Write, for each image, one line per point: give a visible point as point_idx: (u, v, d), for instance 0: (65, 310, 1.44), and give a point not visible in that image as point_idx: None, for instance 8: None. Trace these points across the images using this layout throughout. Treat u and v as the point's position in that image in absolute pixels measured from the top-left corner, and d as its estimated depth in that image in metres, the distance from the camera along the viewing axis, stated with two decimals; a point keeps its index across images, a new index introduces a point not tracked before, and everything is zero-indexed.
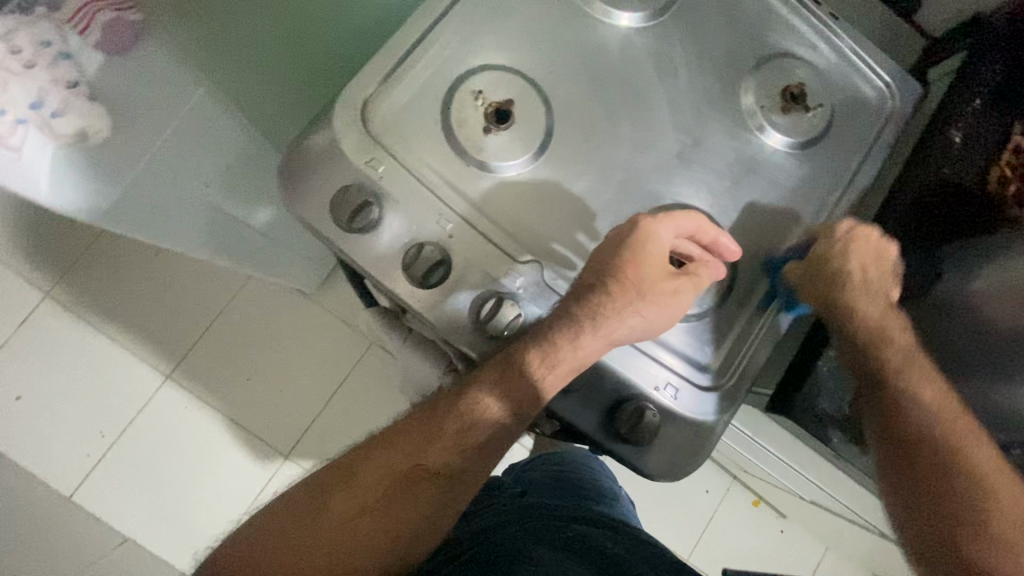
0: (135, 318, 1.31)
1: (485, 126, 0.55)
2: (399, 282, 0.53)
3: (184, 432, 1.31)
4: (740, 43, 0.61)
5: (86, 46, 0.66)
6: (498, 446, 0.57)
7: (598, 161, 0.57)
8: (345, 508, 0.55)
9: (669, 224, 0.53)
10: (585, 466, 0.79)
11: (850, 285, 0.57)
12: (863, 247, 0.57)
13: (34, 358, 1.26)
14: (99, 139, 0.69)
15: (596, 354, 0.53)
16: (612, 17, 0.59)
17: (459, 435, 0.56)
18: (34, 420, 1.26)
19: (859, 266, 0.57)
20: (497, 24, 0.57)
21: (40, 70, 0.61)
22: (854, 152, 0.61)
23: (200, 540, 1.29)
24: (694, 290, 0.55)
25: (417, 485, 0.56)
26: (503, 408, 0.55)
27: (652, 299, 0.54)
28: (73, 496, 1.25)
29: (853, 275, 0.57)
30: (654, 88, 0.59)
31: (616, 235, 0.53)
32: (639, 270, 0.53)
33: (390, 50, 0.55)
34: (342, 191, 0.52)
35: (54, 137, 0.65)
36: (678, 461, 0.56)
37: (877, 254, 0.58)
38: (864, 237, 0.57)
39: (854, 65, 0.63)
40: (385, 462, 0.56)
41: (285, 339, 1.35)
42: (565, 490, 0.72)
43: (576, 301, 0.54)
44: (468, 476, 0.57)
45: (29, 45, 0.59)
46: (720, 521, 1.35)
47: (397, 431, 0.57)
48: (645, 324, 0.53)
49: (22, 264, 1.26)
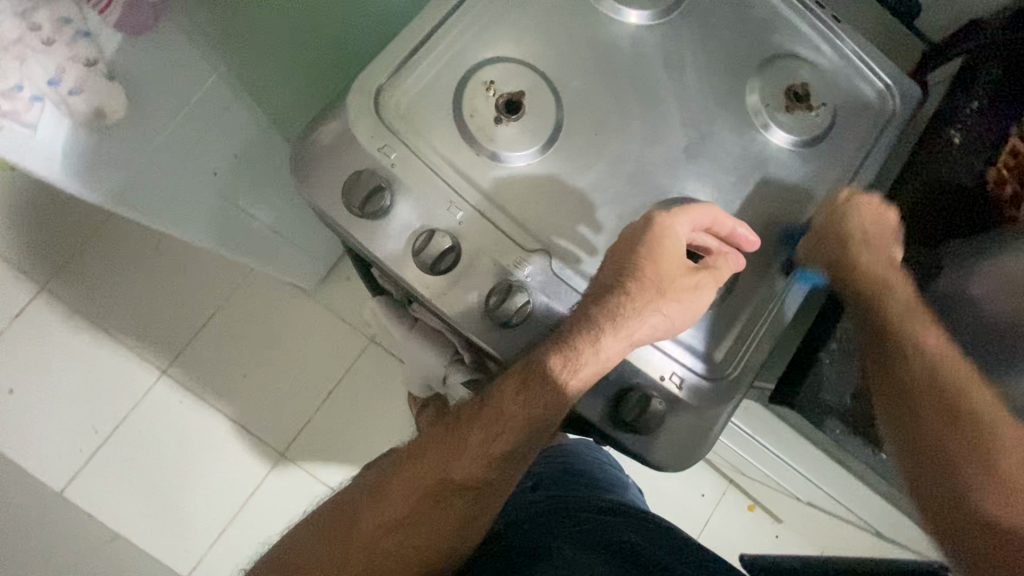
0: (129, 311, 1.30)
1: (496, 117, 0.56)
2: (408, 268, 0.53)
3: (179, 428, 1.28)
4: (746, 43, 0.62)
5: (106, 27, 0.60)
6: (524, 454, 0.57)
7: (608, 155, 0.58)
8: (377, 524, 0.57)
9: (687, 216, 0.54)
10: (601, 459, 0.80)
11: (855, 240, 0.58)
12: (863, 207, 0.58)
13: (30, 349, 1.26)
14: (116, 120, 0.64)
15: (619, 356, 0.53)
16: (622, 15, 0.60)
17: (484, 447, 0.55)
18: (28, 411, 1.25)
19: (861, 223, 0.58)
20: (510, 17, 0.58)
21: (60, 48, 0.59)
22: (856, 152, 0.63)
23: (205, 540, 1.25)
24: (715, 284, 0.54)
25: (446, 499, 0.57)
26: (531, 421, 0.54)
27: (672, 295, 0.53)
28: (63, 490, 1.23)
29: (844, 223, 0.58)
30: (662, 84, 0.60)
31: (632, 233, 0.53)
32: (658, 269, 0.53)
33: (404, 40, 0.56)
34: (355, 177, 0.53)
35: (72, 117, 0.61)
36: (684, 449, 0.57)
37: (878, 220, 0.58)
38: (862, 204, 0.58)
39: (855, 67, 0.64)
40: (414, 477, 0.57)
41: (288, 336, 1.33)
42: (585, 482, 0.72)
43: (595, 303, 0.53)
44: (494, 487, 0.57)
45: (48, 22, 0.58)
46: (715, 524, 1.33)
47: (423, 445, 0.58)
48: (667, 321, 0.53)
49: (26, 257, 1.28)
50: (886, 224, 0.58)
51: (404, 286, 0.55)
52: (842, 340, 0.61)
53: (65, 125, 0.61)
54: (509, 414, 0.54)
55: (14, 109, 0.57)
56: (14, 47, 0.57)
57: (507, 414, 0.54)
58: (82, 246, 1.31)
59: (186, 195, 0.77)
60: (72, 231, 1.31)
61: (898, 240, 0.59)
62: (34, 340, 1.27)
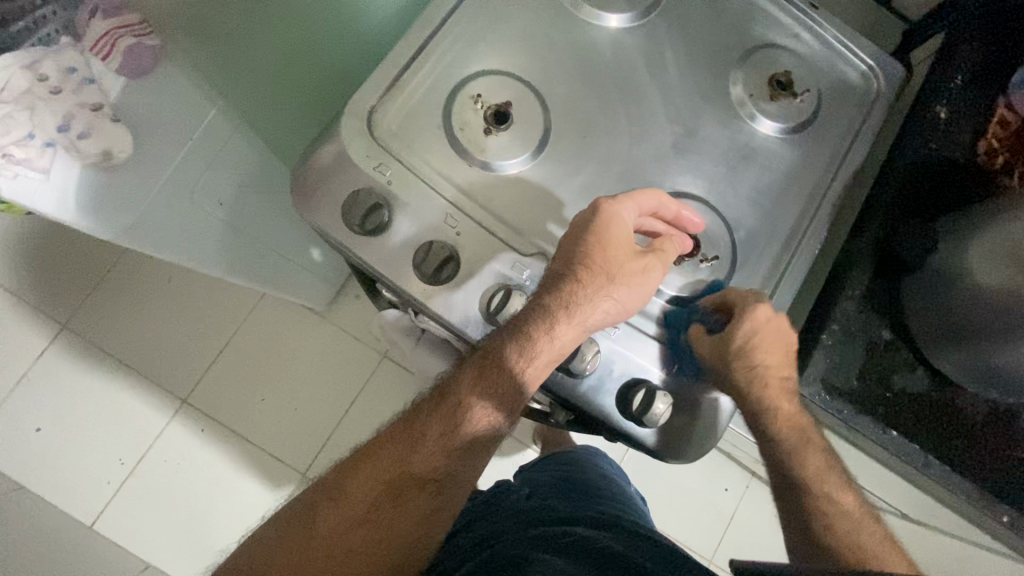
0: (146, 344, 1.33)
1: (485, 128, 0.57)
2: (411, 281, 0.55)
3: (202, 455, 1.30)
4: (726, 37, 0.63)
5: (112, 73, 0.70)
6: (485, 442, 0.59)
7: (597, 156, 0.59)
8: (337, 520, 0.56)
9: (631, 203, 0.54)
10: (588, 467, 0.86)
11: (607, 285, 0.55)
12: (618, 248, 0.55)
13: (54, 387, 1.30)
14: (125, 160, 0.68)
15: (573, 342, 0.55)
16: (601, 20, 0.61)
17: (443, 438, 0.58)
18: (55, 448, 1.27)
19: (618, 264, 0.55)
20: (492, 31, 0.60)
21: (68, 95, 0.67)
22: (842, 134, 0.63)
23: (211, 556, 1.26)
24: (663, 266, 0.56)
25: (407, 494, 0.58)
26: (490, 411, 0.58)
27: (622, 279, 0.55)
28: (94, 524, 1.25)
29: (599, 267, 0.55)
30: (645, 83, 0.61)
31: (579, 223, 0.54)
32: (606, 254, 0.55)
33: (393, 60, 0.58)
34: (354, 196, 0.55)
35: (83, 160, 0.64)
36: (681, 439, 0.57)
37: (639, 267, 0.55)
38: (617, 241, 0.54)
39: (836, 52, 0.65)
40: (372, 475, 0.58)
41: (299, 355, 1.35)
42: (568, 491, 0.76)
43: (548, 291, 0.55)
44: (456, 478, 0.59)
45: (56, 72, 0.67)
46: (732, 535, 1.29)
47: (382, 443, 0.59)
48: (617, 305, 0.55)
49: (44, 300, 1.32)
50: (647, 266, 0.56)
51: (408, 299, 0.57)
52: (842, 322, 0.63)
53: (74, 169, 0.64)
54: (468, 403, 0.58)
55: (29, 156, 0.61)
56: (25, 97, 0.64)
57: (467, 400, 0.58)
58: (97, 284, 1.35)
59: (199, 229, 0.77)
60: (88, 270, 1.35)
61: (653, 278, 0.56)
62: (58, 379, 1.30)
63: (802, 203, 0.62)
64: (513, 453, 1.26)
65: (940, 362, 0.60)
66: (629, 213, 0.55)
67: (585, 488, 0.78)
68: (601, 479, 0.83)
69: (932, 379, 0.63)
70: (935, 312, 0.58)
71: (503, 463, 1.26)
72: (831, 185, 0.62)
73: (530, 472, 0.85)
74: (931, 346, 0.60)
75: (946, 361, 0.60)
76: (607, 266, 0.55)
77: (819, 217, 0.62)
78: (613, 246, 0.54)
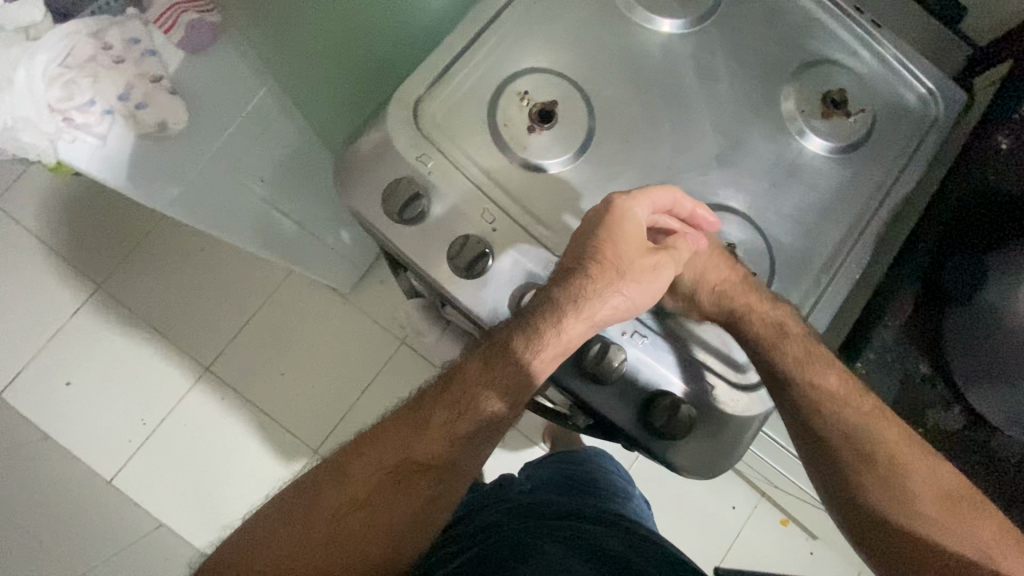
0: (174, 310, 1.37)
1: (529, 125, 0.57)
2: (443, 272, 0.55)
3: (219, 422, 1.33)
4: (781, 49, 0.62)
5: (171, 46, 0.69)
6: (489, 435, 0.60)
7: (639, 162, 0.59)
8: (338, 503, 0.57)
9: (644, 199, 0.55)
10: (594, 464, 0.86)
11: (616, 279, 0.55)
12: (628, 243, 0.55)
13: (85, 343, 1.34)
14: (180, 133, 0.68)
15: (581, 337, 0.55)
16: (653, 23, 0.61)
17: (447, 427, 0.59)
18: (82, 403, 1.32)
19: (629, 259, 0.56)
20: (543, 27, 0.60)
21: (129, 65, 0.67)
22: (895, 157, 0.62)
23: (223, 519, 1.29)
24: (674, 264, 0.58)
25: (409, 479, 0.58)
26: (496, 403, 0.58)
27: (632, 276, 0.56)
28: (113, 478, 1.29)
29: (612, 262, 0.55)
30: (694, 92, 0.60)
31: (591, 220, 0.55)
32: (618, 250, 0.55)
33: (443, 51, 0.58)
34: (395, 184, 0.55)
35: (140, 130, 0.66)
36: (709, 454, 0.57)
37: (652, 266, 0.57)
38: (627, 237, 0.55)
39: (894, 72, 0.63)
40: (376, 459, 0.58)
41: (318, 333, 1.37)
42: (570, 489, 0.77)
43: (558, 285, 0.55)
44: (459, 468, 0.59)
45: (120, 42, 0.68)
46: (736, 552, 1.27)
47: (384, 429, 0.60)
48: (628, 302, 0.55)
49: (83, 260, 1.37)
50: (659, 263, 0.57)
51: (437, 288, 0.57)
52: (880, 349, 0.62)
53: (129, 136, 0.65)
54: (472, 394, 0.58)
55: (87, 121, 0.64)
56: (90, 64, 0.66)
57: (470, 392, 0.58)
58: (132, 248, 1.38)
59: (235, 204, 0.79)
60: (125, 234, 1.39)
61: (659, 274, 0.57)
62: (89, 336, 1.34)
63: (845, 226, 0.60)
64: (521, 449, 1.27)
65: (977, 400, 0.60)
66: (641, 211, 0.55)
67: (588, 488, 0.78)
68: (606, 478, 0.84)
69: (965, 419, 0.62)
70: (974, 347, 0.59)
71: (511, 458, 1.27)
72: (877, 210, 0.60)
73: (535, 468, 0.86)
74: (970, 382, 0.59)
75: (983, 399, 0.59)
76: (619, 262, 0.56)
77: (861, 244, 0.60)
78: (623, 241, 0.55)
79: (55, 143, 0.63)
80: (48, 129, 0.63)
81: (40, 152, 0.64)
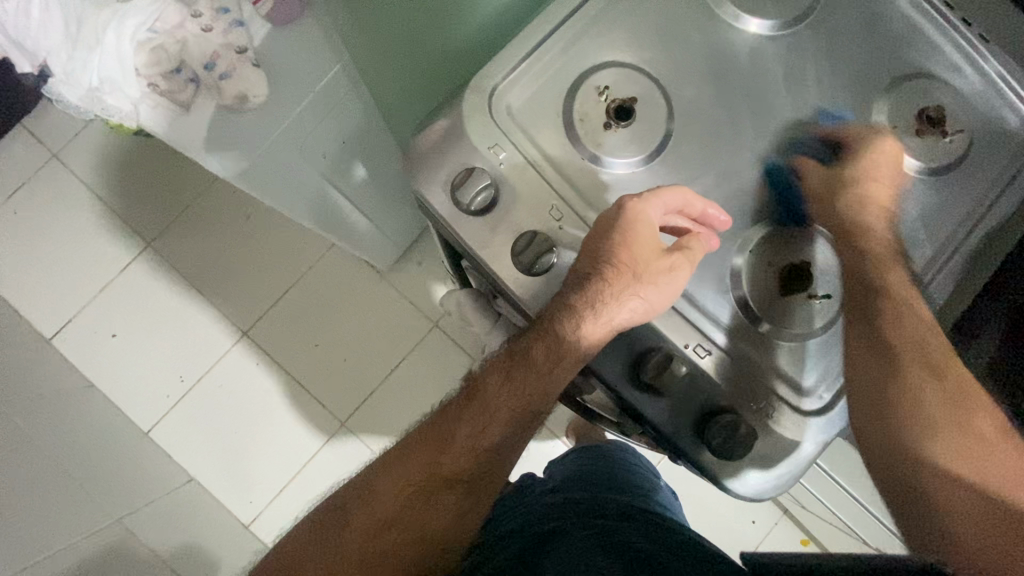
0: (218, 274, 1.40)
1: (606, 122, 0.56)
2: (504, 265, 0.54)
3: (253, 389, 1.36)
4: (877, 58, 0.58)
5: (259, 18, 0.69)
6: (512, 443, 0.60)
7: (715, 168, 0.57)
8: (369, 523, 0.57)
9: (657, 201, 0.53)
10: (620, 460, 0.85)
11: (625, 279, 0.53)
12: (638, 244, 0.53)
13: (132, 298, 1.38)
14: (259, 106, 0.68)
15: (599, 340, 0.54)
16: (742, 23, 0.58)
17: (473, 439, 0.59)
18: (126, 356, 1.37)
19: (640, 259, 0.54)
20: (628, 20, 0.57)
21: (217, 35, 0.69)
22: (990, 184, 0.58)
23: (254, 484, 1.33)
24: (690, 265, 0.53)
25: (439, 494, 0.58)
26: (519, 409, 0.59)
27: (649, 279, 0.53)
28: (151, 432, 1.34)
29: (625, 263, 0.53)
30: (780, 98, 0.57)
31: (603, 223, 0.53)
32: (632, 253, 0.53)
33: (523, 39, 0.56)
34: (466, 173, 0.54)
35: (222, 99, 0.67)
36: (763, 483, 0.55)
37: (665, 266, 0.53)
38: (638, 237, 0.53)
39: (999, 90, 0.58)
40: (403, 476, 0.58)
41: (352, 309, 1.38)
42: (594, 484, 0.75)
43: (574, 291, 0.54)
44: (486, 480, 0.60)
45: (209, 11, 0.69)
46: None
47: (409, 445, 0.60)
48: (646, 305, 0.53)
49: (135, 218, 1.41)
50: (674, 264, 0.53)
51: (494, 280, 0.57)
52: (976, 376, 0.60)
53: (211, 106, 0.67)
54: (497, 407, 0.59)
55: (171, 88, 0.67)
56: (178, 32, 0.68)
57: (494, 401, 0.59)
58: (182, 209, 1.41)
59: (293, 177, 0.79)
60: (177, 196, 1.42)
61: (674, 273, 0.53)
62: (136, 292, 1.39)
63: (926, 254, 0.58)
64: (545, 442, 1.27)
65: None
66: (653, 210, 0.53)
67: (613, 484, 0.76)
68: (633, 473, 0.82)
69: None
70: None
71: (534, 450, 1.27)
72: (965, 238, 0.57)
73: (562, 465, 0.85)
74: None
75: None
76: (629, 262, 0.53)
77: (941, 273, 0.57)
78: (631, 240, 0.52)
79: (138, 107, 0.67)
80: (132, 93, 0.67)
81: (126, 114, 0.68)
